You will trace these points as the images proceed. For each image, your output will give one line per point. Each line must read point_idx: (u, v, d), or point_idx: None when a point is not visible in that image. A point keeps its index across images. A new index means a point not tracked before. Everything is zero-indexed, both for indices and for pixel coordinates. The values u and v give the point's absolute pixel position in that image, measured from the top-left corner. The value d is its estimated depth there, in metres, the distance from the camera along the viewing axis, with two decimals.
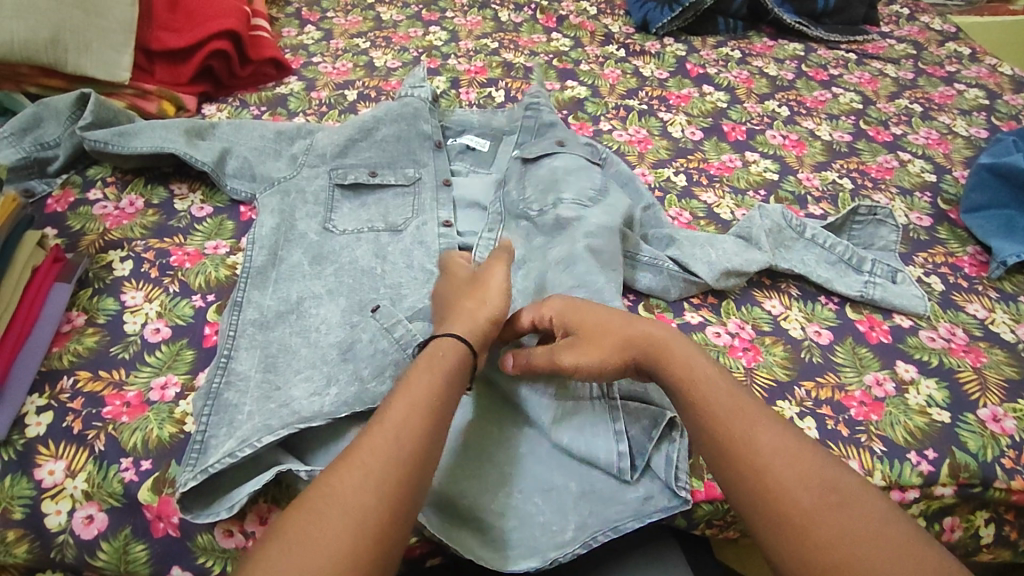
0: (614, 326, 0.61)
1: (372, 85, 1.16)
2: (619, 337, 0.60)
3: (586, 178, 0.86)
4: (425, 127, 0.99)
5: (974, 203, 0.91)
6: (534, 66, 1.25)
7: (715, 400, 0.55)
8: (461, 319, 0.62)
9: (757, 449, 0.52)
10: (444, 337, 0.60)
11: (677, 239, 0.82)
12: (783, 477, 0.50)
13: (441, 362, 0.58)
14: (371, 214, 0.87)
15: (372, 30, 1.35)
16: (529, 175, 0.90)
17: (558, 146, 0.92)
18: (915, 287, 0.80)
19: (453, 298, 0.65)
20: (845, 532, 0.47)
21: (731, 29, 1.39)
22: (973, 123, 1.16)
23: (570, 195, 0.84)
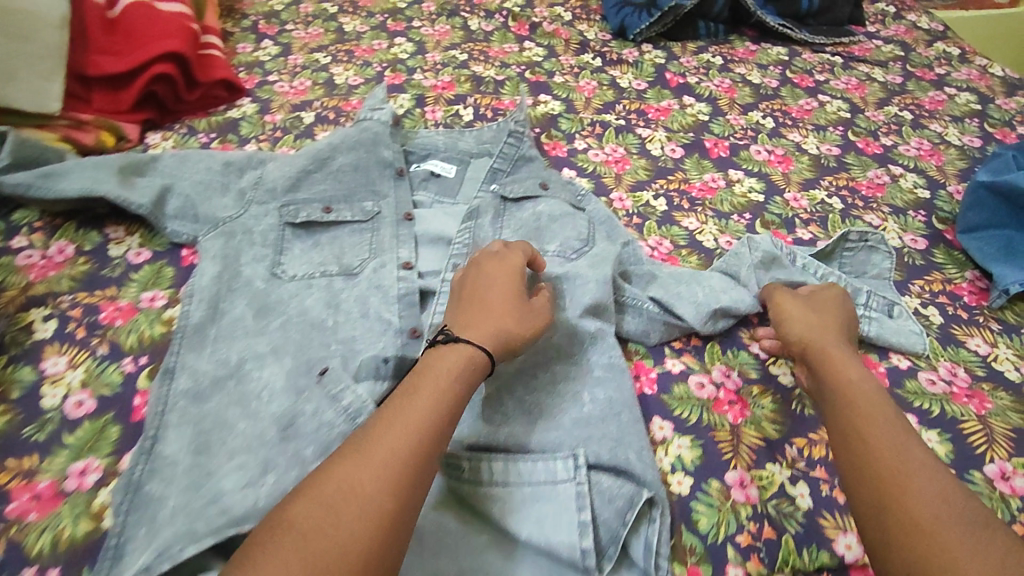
0: (841, 323, 0.69)
1: (331, 105, 1.09)
2: (834, 326, 0.68)
3: (575, 227, 0.80)
4: (385, 153, 0.91)
5: (971, 223, 0.86)
6: (505, 79, 1.18)
7: (864, 403, 0.57)
8: (493, 333, 0.59)
9: (889, 443, 0.53)
10: (475, 345, 0.57)
11: (659, 277, 0.77)
12: (915, 475, 0.50)
13: (450, 364, 0.55)
14: (324, 255, 0.80)
15: (333, 43, 1.27)
16: (508, 222, 0.84)
17: (542, 189, 0.86)
18: (913, 323, 0.74)
19: (499, 300, 0.63)
20: (967, 531, 0.45)
21: (712, 33, 1.32)
22: (966, 130, 1.10)
23: (555, 247, 0.78)
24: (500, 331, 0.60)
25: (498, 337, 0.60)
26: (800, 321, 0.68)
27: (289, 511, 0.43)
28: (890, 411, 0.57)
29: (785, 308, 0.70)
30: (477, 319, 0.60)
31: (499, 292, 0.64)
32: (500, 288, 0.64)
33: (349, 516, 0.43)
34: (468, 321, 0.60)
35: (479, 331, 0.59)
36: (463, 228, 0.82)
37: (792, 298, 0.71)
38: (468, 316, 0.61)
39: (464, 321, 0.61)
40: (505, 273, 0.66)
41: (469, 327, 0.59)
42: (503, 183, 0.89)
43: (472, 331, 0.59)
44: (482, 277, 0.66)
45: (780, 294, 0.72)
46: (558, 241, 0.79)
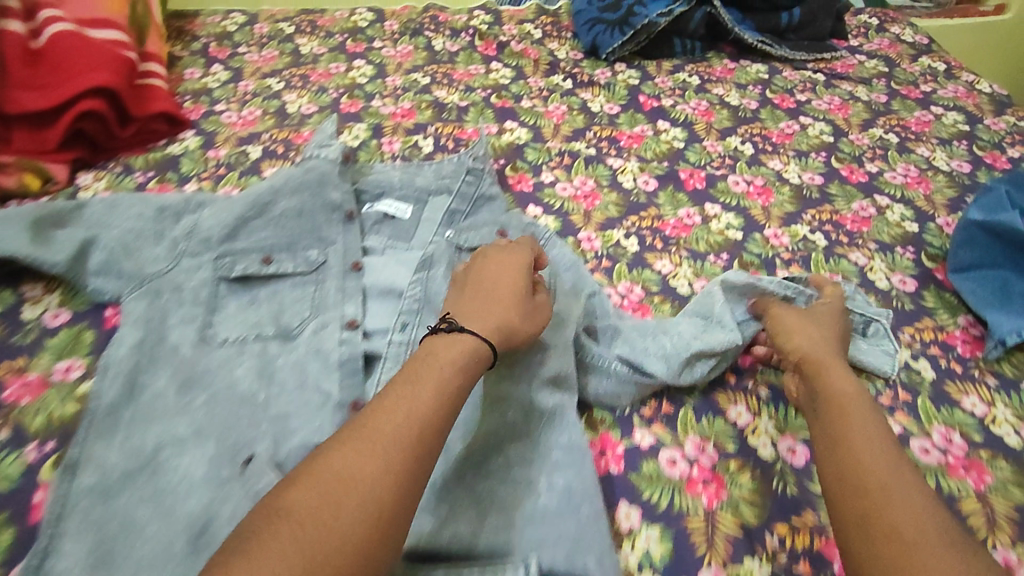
0: (835, 337, 0.68)
1: (281, 137, 1.01)
2: (827, 338, 0.67)
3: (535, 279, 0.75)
4: (333, 194, 0.84)
5: (963, 262, 0.80)
6: (469, 104, 1.11)
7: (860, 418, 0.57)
8: (496, 324, 0.60)
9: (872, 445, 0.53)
10: (478, 335, 0.58)
11: (625, 330, 0.71)
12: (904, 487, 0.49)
13: (449, 357, 0.55)
14: (261, 315, 0.74)
15: (288, 67, 1.19)
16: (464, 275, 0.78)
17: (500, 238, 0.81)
18: (888, 342, 0.74)
19: (504, 295, 0.63)
20: (942, 537, 0.44)
21: (689, 50, 1.26)
22: (954, 154, 1.04)
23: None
24: (504, 324, 0.60)
25: (501, 330, 0.60)
26: (793, 333, 0.68)
27: (286, 497, 0.43)
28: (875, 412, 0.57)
29: (778, 321, 0.70)
30: (481, 311, 0.61)
31: (504, 287, 0.64)
32: (507, 283, 0.65)
33: (349, 508, 0.43)
34: (473, 312, 0.61)
35: (483, 323, 0.59)
36: (415, 279, 0.76)
37: (787, 311, 0.71)
38: (474, 306, 0.62)
39: (469, 311, 0.61)
40: (511, 270, 0.67)
41: (475, 318, 0.60)
42: (459, 230, 0.83)
43: (476, 323, 0.59)
44: (488, 272, 0.67)
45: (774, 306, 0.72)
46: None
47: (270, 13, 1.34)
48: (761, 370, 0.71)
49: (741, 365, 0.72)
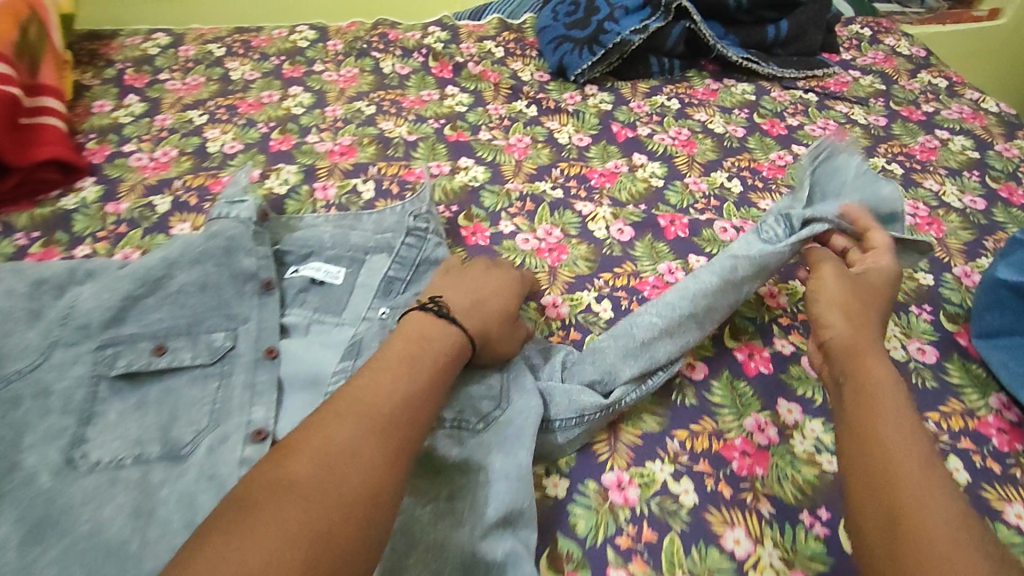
0: (879, 313, 0.62)
1: (195, 184, 0.87)
2: (868, 309, 0.61)
3: (483, 378, 0.60)
4: (245, 261, 0.70)
5: (989, 327, 0.69)
6: (419, 138, 0.97)
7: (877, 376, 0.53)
8: (484, 327, 0.59)
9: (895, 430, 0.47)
10: (465, 332, 0.57)
11: (621, 345, 0.64)
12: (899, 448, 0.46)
13: (441, 350, 0.54)
14: (147, 424, 0.60)
15: (213, 97, 1.05)
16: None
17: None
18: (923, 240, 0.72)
19: (496, 305, 0.62)
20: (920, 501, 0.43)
21: (667, 70, 1.13)
22: (966, 188, 0.92)
23: (455, 412, 0.57)
24: (488, 332, 0.59)
25: (483, 336, 0.59)
26: (836, 301, 0.61)
27: (285, 470, 0.41)
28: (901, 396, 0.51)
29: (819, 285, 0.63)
30: (475, 309, 0.59)
31: (498, 296, 0.63)
32: (492, 290, 0.63)
33: (351, 485, 0.41)
34: (466, 305, 0.59)
35: (475, 322, 0.58)
36: (338, 374, 0.62)
37: (837, 275, 0.63)
38: (468, 301, 0.60)
39: (461, 302, 0.59)
40: (505, 281, 0.65)
41: (468, 313, 0.58)
42: (394, 306, 0.69)
43: (468, 320, 0.58)
44: (480, 277, 0.64)
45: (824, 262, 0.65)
46: (458, 402, 0.58)
47: (198, 32, 1.19)
48: (761, 479, 0.59)
49: (737, 473, 0.60)
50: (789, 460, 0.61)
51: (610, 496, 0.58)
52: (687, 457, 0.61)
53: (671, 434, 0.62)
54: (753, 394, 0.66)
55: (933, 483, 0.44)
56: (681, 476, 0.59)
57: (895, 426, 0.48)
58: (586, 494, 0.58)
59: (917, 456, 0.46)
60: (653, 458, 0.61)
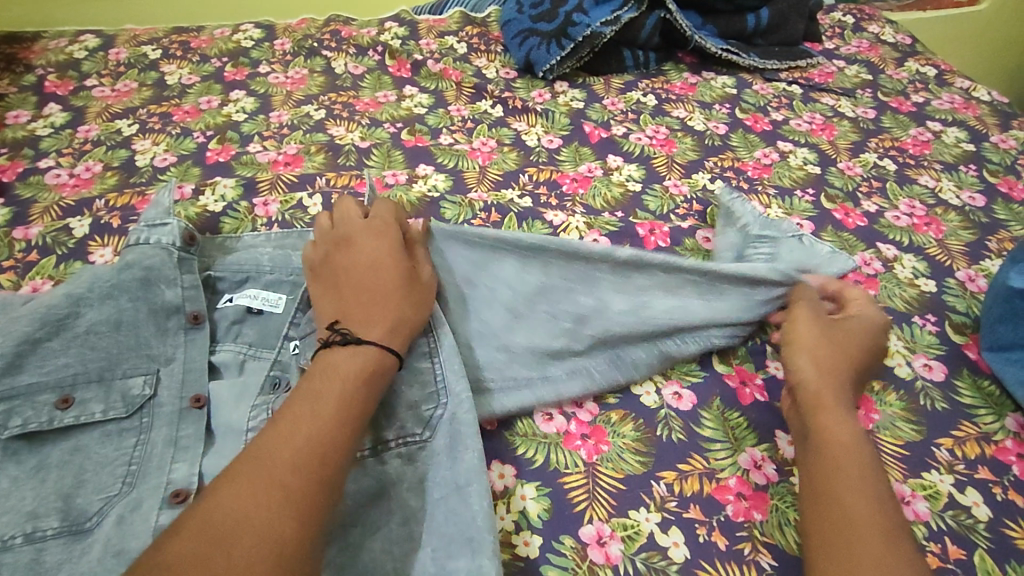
0: (850, 371, 0.57)
1: (119, 204, 0.77)
2: (845, 349, 0.58)
3: (417, 378, 0.53)
4: (167, 293, 0.60)
5: (1002, 340, 0.63)
6: (373, 144, 0.89)
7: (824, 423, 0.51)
8: (397, 323, 0.51)
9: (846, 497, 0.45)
10: (379, 340, 0.49)
11: (587, 305, 0.61)
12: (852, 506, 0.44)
13: (352, 373, 0.46)
14: (43, 493, 0.49)
15: (145, 104, 0.95)
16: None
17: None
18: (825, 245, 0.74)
19: (388, 285, 0.53)
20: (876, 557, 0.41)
21: (642, 63, 1.06)
22: (964, 183, 0.86)
23: (396, 432, 0.51)
24: (405, 320, 0.52)
25: (404, 328, 0.51)
26: (812, 345, 0.57)
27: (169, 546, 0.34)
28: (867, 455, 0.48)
29: (794, 329, 0.59)
30: (368, 306, 0.51)
31: (385, 272, 0.54)
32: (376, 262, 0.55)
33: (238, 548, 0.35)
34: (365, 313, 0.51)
35: (381, 326, 0.50)
36: (256, 409, 0.57)
37: (811, 319, 0.60)
38: (359, 305, 0.51)
39: (355, 313, 0.51)
40: (379, 245, 0.56)
41: (367, 319, 0.50)
42: (303, 334, 0.60)
43: (372, 329, 0.49)
44: (353, 256, 0.55)
45: (800, 301, 0.62)
46: (398, 417, 0.51)
47: (132, 34, 1.09)
48: (759, 526, 0.51)
49: (733, 519, 0.52)
50: (791, 502, 0.53)
51: (589, 554, 0.49)
52: (675, 503, 0.52)
53: (656, 476, 0.54)
54: (747, 425, 0.58)
55: (885, 554, 0.41)
56: (670, 526, 0.51)
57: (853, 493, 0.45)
58: (560, 553, 0.49)
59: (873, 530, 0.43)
60: (637, 506, 0.52)
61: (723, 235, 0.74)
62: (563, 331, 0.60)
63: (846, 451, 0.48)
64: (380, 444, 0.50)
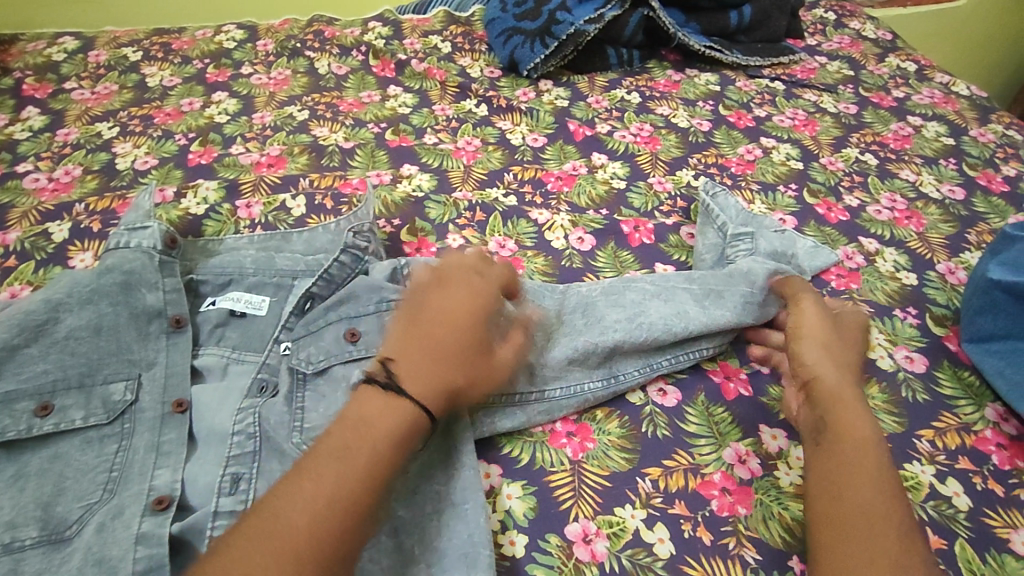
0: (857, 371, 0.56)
1: (99, 207, 0.76)
2: (843, 346, 0.57)
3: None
4: (148, 297, 0.60)
5: (982, 331, 0.64)
6: (356, 145, 0.88)
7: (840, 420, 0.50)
8: (444, 387, 0.47)
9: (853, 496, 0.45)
10: (417, 402, 0.46)
11: (583, 320, 0.61)
12: (856, 499, 0.44)
13: (383, 433, 0.44)
14: (22, 502, 0.48)
15: (126, 106, 0.94)
16: (306, 405, 0.56)
17: (347, 343, 0.59)
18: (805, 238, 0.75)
19: (456, 342, 0.49)
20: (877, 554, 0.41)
21: (625, 61, 1.06)
22: (944, 176, 0.87)
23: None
24: (455, 387, 0.48)
25: (447, 395, 0.47)
26: (816, 337, 0.56)
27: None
28: (881, 459, 0.47)
29: (795, 322, 0.59)
30: (428, 358, 0.48)
31: (461, 325, 0.50)
32: (452, 307, 0.52)
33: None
34: (420, 363, 0.47)
35: (428, 383, 0.47)
36: (243, 412, 0.55)
37: (815, 313, 0.59)
38: (422, 351, 0.48)
39: (413, 357, 0.48)
40: (469, 301, 0.52)
41: (421, 369, 0.47)
42: (298, 336, 0.59)
43: (417, 383, 0.46)
44: (443, 300, 0.53)
45: (802, 295, 0.61)
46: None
47: (112, 36, 1.08)
48: (744, 520, 0.52)
49: (718, 514, 0.52)
50: (775, 497, 0.53)
51: (575, 552, 0.50)
52: (660, 499, 0.53)
53: (642, 473, 0.54)
54: (731, 420, 0.58)
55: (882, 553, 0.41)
56: (655, 522, 0.51)
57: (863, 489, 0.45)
58: (546, 552, 0.50)
59: (875, 525, 0.43)
60: (622, 503, 0.52)
61: (704, 234, 0.74)
62: (556, 340, 0.59)
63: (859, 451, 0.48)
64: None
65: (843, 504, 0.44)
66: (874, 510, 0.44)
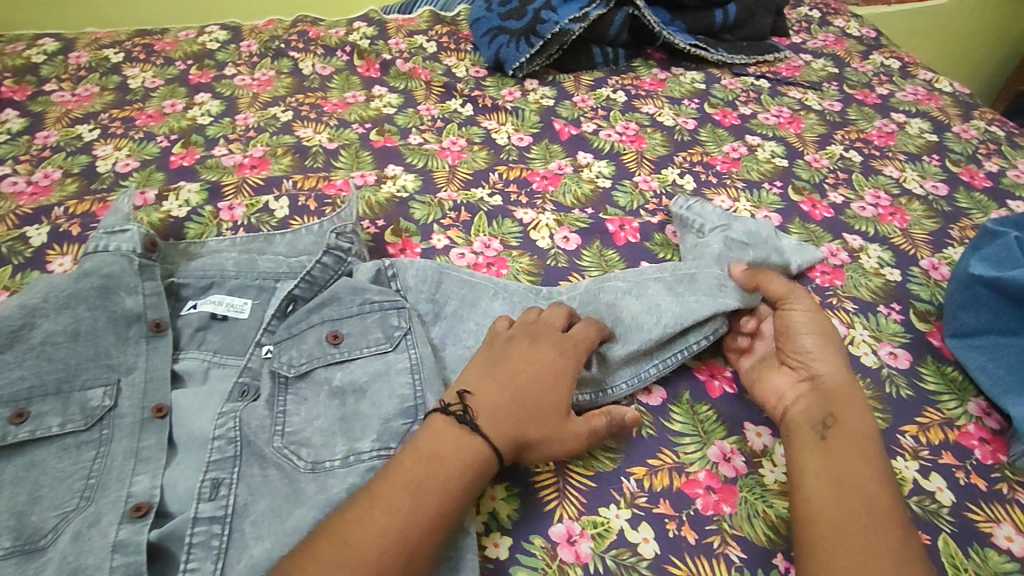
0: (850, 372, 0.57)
1: (79, 210, 0.75)
2: (840, 340, 0.58)
3: (394, 392, 0.54)
4: (127, 300, 0.59)
5: (964, 327, 0.64)
6: (341, 145, 0.88)
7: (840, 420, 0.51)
8: (515, 434, 0.48)
9: (849, 494, 0.46)
10: (490, 444, 0.47)
11: None
12: (849, 494, 0.46)
13: (462, 462, 0.46)
14: None
15: (107, 108, 0.93)
16: (288, 409, 0.55)
17: (331, 346, 0.58)
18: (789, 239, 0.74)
19: (536, 399, 0.50)
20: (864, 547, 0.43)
21: (611, 60, 1.06)
22: (927, 173, 0.88)
23: (371, 443, 0.52)
24: (529, 439, 0.49)
25: (518, 443, 0.49)
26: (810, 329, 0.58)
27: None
28: (877, 456, 0.49)
29: (792, 313, 0.59)
30: (509, 410, 0.49)
31: (544, 384, 0.51)
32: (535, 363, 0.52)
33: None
34: (499, 409, 0.49)
35: (504, 429, 0.48)
36: (223, 417, 0.54)
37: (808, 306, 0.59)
38: (501, 398, 0.49)
39: (491, 400, 0.49)
40: (558, 360, 0.53)
41: (501, 415, 0.48)
42: (280, 339, 0.59)
43: (495, 425, 0.48)
44: (527, 354, 0.52)
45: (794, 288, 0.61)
46: (372, 428, 0.52)
47: (93, 37, 1.07)
48: (728, 518, 0.52)
49: (702, 513, 0.52)
50: (760, 494, 0.53)
51: (559, 553, 0.49)
52: (645, 498, 0.52)
53: (626, 472, 0.54)
54: (716, 418, 0.58)
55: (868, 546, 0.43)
56: (640, 522, 0.51)
57: (856, 486, 0.47)
58: (530, 553, 0.49)
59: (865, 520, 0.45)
60: (606, 503, 0.52)
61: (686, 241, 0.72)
62: None
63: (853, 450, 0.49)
64: (354, 455, 0.51)
65: (840, 502, 0.46)
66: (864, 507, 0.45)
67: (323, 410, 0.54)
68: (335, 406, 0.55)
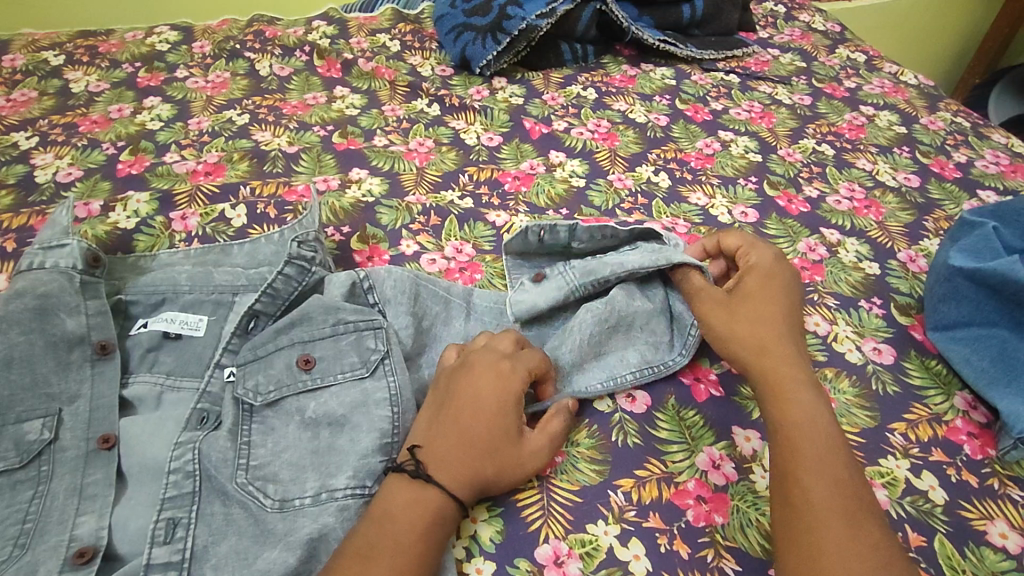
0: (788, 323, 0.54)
1: (14, 224, 0.69)
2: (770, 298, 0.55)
3: (374, 425, 0.50)
4: (68, 322, 0.53)
5: (946, 319, 0.63)
6: (301, 149, 0.84)
7: (779, 399, 0.49)
8: (473, 476, 0.47)
9: (791, 491, 0.44)
10: (445, 490, 0.46)
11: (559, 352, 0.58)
12: (782, 483, 0.45)
13: (418, 516, 0.44)
14: None
15: (47, 114, 0.87)
16: (252, 440, 0.50)
17: (301, 372, 0.53)
18: None
19: (478, 432, 0.47)
20: (799, 540, 0.42)
21: (580, 57, 1.04)
22: (899, 165, 0.88)
23: (346, 479, 0.48)
24: (484, 476, 0.47)
25: (478, 484, 0.47)
26: (731, 303, 0.55)
27: None
28: (816, 434, 0.46)
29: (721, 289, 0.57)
30: (458, 451, 0.47)
31: (485, 418, 0.48)
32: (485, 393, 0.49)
33: None
34: (448, 454, 0.47)
35: (455, 473, 0.46)
36: (180, 447, 0.49)
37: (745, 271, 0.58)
38: (451, 440, 0.47)
39: (441, 446, 0.47)
40: (497, 387, 0.49)
41: (449, 461, 0.46)
42: (243, 361, 0.54)
43: (446, 471, 0.46)
44: (470, 384, 0.50)
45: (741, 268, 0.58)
46: (349, 464, 0.48)
47: (29, 39, 1.00)
48: (721, 529, 0.49)
49: (694, 525, 0.49)
50: (752, 502, 0.51)
51: None
52: (634, 512, 0.50)
53: (614, 485, 0.52)
54: (703, 424, 0.56)
55: (802, 536, 0.42)
56: (629, 538, 0.48)
57: (791, 470, 0.45)
58: None
59: (801, 510, 0.43)
60: (594, 519, 0.49)
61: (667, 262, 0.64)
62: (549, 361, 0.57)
63: (810, 422, 0.47)
64: (326, 492, 0.47)
65: (783, 504, 0.44)
66: (798, 492, 0.43)
67: (289, 448, 0.50)
68: (302, 442, 0.50)
